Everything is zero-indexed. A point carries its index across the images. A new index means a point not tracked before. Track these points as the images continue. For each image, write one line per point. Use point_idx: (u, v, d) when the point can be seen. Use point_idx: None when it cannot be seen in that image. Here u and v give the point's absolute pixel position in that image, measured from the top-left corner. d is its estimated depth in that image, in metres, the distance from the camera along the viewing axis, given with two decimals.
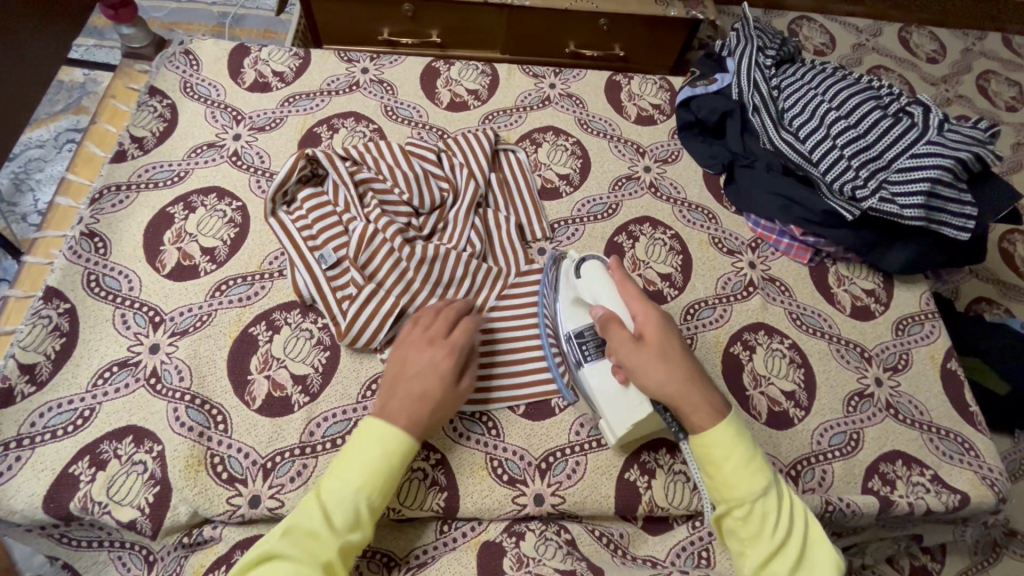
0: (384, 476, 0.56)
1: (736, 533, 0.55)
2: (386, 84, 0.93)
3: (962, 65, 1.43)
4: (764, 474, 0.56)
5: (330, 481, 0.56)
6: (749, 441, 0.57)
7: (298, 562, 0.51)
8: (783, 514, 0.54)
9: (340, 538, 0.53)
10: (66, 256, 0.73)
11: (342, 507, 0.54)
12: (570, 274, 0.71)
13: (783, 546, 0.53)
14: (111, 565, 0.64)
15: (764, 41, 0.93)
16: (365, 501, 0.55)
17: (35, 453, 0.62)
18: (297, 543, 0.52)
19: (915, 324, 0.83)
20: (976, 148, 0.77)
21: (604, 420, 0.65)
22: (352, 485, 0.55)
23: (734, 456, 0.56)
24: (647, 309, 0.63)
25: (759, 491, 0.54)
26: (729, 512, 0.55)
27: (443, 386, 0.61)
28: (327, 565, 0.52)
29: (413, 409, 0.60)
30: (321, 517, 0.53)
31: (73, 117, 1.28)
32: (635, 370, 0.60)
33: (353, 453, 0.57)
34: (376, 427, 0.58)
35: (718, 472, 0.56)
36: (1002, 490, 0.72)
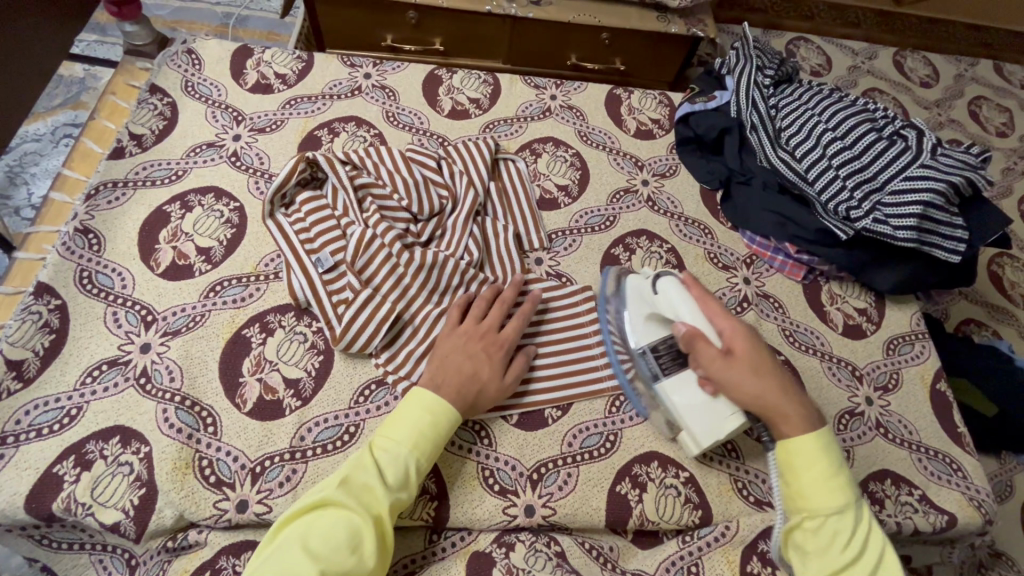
0: (431, 444, 0.60)
1: (803, 545, 0.56)
2: (388, 90, 0.93)
3: (954, 90, 1.45)
4: (846, 489, 0.57)
5: (384, 441, 0.59)
6: (836, 454, 0.58)
7: (352, 513, 0.53)
8: (859, 532, 0.55)
9: (391, 494, 0.56)
10: (59, 251, 0.72)
11: (395, 466, 0.57)
12: (641, 288, 0.70)
13: (857, 560, 0.54)
14: (92, 568, 0.63)
15: (763, 61, 0.96)
16: (415, 463, 0.58)
17: (19, 451, 0.60)
18: (350, 494, 0.54)
19: (905, 344, 0.83)
20: (968, 173, 0.79)
21: (687, 432, 0.65)
22: (404, 448, 0.58)
23: (819, 468, 0.57)
24: (732, 322, 0.62)
25: (835, 507, 0.55)
26: (804, 521, 0.56)
27: (490, 370, 0.66)
28: (377, 519, 0.55)
29: (462, 388, 0.63)
30: (374, 474, 0.56)
31: (71, 112, 1.28)
32: (726, 383, 0.60)
33: (408, 416, 0.60)
34: (426, 397, 0.61)
35: (800, 480, 0.57)
36: (989, 511, 0.73)
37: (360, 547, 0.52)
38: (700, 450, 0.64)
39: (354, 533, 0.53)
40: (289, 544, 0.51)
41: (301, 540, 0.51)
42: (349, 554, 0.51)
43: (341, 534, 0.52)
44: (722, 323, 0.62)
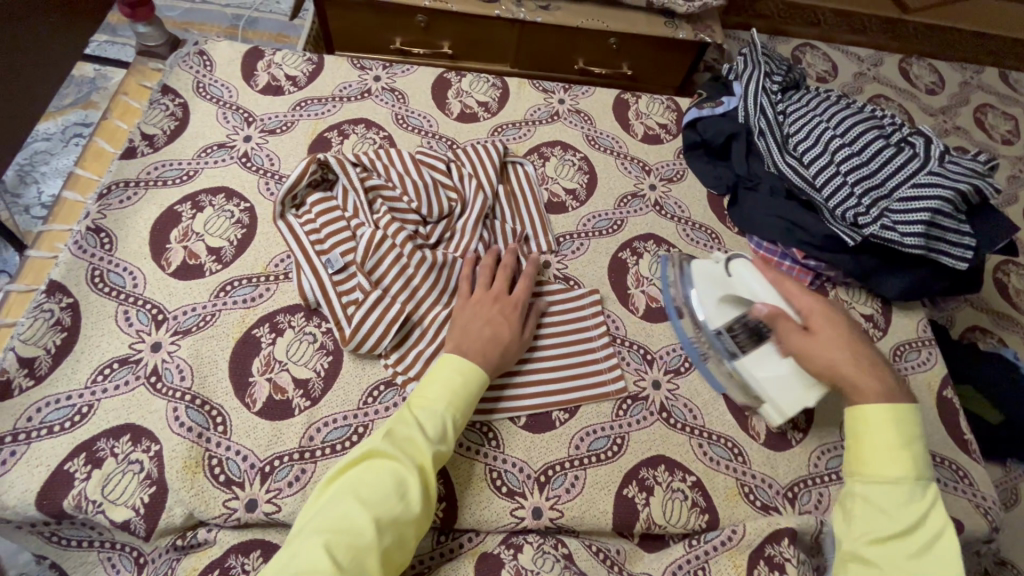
0: (465, 401, 0.61)
1: (853, 508, 0.58)
2: (398, 92, 0.94)
3: (960, 97, 1.46)
4: (915, 465, 0.58)
5: (423, 398, 0.61)
6: (909, 431, 0.59)
7: (399, 462, 0.55)
8: (914, 505, 0.56)
9: (432, 446, 0.57)
10: (71, 250, 0.73)
11: (433, 420, 0.59)
12: (715, 274, 0.77)
13: (910, 532, 0.54)
14: (101, 566, 0.63)
15: (772, 67, 0.96)
16: (452, 418, 0.60)
17: (30, 448, 0.61)
18: (394, 445, 0.56)
19: (912, 351, 0.83)
20: (976, 182, 0.79)
21: (768, 403, 0.71)
22: (442, 404, 0.60)
23: (886, 439, 0.58)
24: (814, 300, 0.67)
25: (894, 476, 0.57)
26: (862, 486, 0.58)
27: (510, 332, 0.68)
28: (422, 469, 0.56)
29: (486, 349, 0.65)
30: (415, 427, 0.58)
31: (82, 111, 1.29)
32: (798, 351, 0.65)
33: (446, 372, 0.62)
34: (452, 360, 0.63)
35: (864, 446, 0.59)
36: (995, 518, 0.73)
37: (407, 495, 0.54)
38: (782, 420, 0.70)
39: (400, 481, 0.54)
40: (339, 493, 0.53)
41: (351, 489, 0.53)
42: (397, 502, 0.53)
43: (388, 482, 0.54)
44: (803, 299, 0.68)
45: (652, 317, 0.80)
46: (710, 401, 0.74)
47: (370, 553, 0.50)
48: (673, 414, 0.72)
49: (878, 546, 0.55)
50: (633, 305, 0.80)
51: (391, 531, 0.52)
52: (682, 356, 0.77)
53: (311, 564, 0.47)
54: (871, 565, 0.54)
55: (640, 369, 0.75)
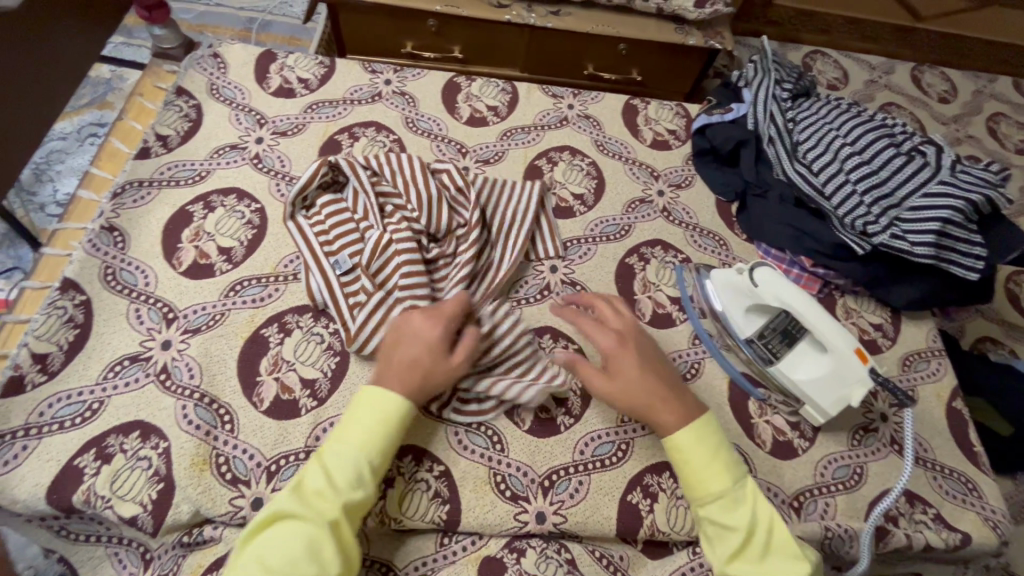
0: (384, 439, 0.59)
1: (707, 532, 0.60)
2: (408, 96, 0.95)
3: (973, 106, 1.45)
4: (731, 472, 0.61)
5: (334, 443, 0.59)
6: (716, 440, 0.63)
7: (308, 522, 0.54)
8: (746, 511, 0.59)
9: (344, 497, 0.56)
10: (85, 248, 0.74)
11: (344, 470, 0.57)
12: (741, 284, 0.75)
13: (750, 538, 0.58)
14: (107, 562, 0.63)
15: (781, 75, 0.96)
16: (365, 461, 0.58)
17: (42, 443, 0.62)
18: (301, 503, 0.55)
19: (921, 360, 0.83)
20: (987, 192, 0.79)
21: (811, 405, 0.71)
22: (351, 449, 0.58)
23: (701, 457, 0.61)
24: (621, 343, 0.66)
25: (725, 489, 0.60)
26: (703, 512, 0.60)
27: (431, 355, 0.63)
28: (336, 523, 0.55)
29: (405, 376, 0.62)
30: (325, 479, 0.56)
31: (97, 112, 1.30)
32: (599, 389, 0.65)
33: (360, 415, 0.60)
34: (371, 394, 0.61)
35: (690, 473, 0.61)
36: (1004, 532, 0.72)
37: (320, 553, 0.53)
38: (825, 419, 0.71)
39: (311, 540, 0.53)
40: (251, 562, 0.53)
41: (262, 557, 0.53)
42: (309, 563, 0.52)
43: (297, 545, 0.53)
44: (602, 341, 0.67)
45: (659, 322, 0.80)
46: (715, 407, 0.74)
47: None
48: None
49: (735, 562, 0.58)
50: (639, 311, 0.80)
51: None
52: (688, 363, 0.77)
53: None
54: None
55: None
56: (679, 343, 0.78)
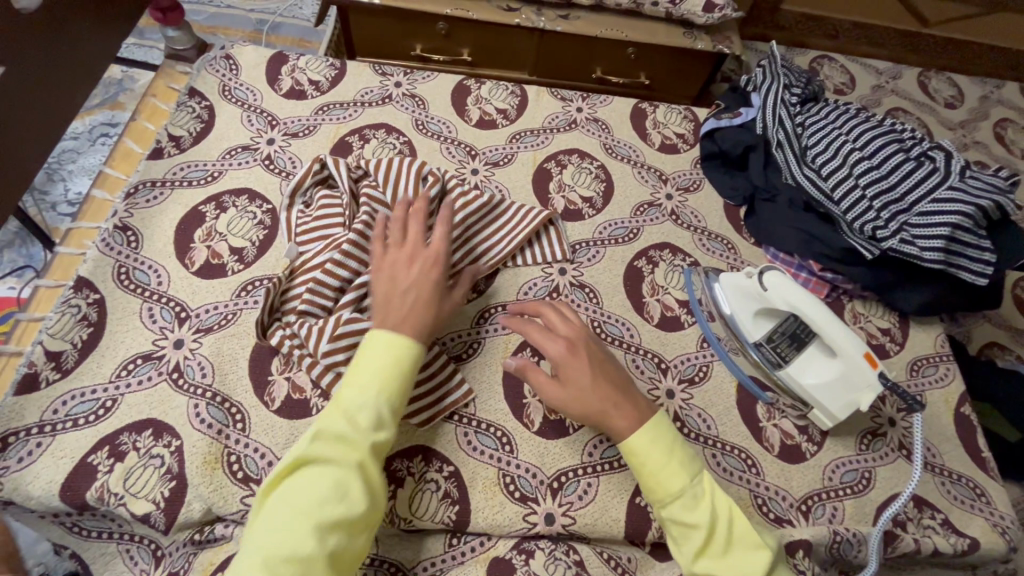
0: (402, 379, 0.59)
1: (671, 531, 0.59)
2: (418, 99, 0.95)
3: (980, 112, 1.45)
4: (686, 467, 0.60)
5: (352, 385, 0.58)
6: (669, 437, 0.62)
7: (335, 464, 0.53)
8: (703, 505, 0.58)
9: (368, 437, 0.55)
10: (99, 247, 0.75)
11: (364, 410, 0.56)
12: (752, 288, 0.75)
13: (712, 533, 0.57)
14: (118, 558, 0.64)
15: (791, 79, 0.97)
16: (386, 403, 0.57)
17: (56, 441, 0.62)
18: (327, 446, 0.54)
19: (930, 366, 0.83)
20: (997, 197, 0.79)
21: (819, 409, 0.71)
22: (372, 392, 0.57)
23: (656, 456, 0.60)
24: (568, 347, 0.66)
25: (682, 486, 0.59)
26: (666, 513, 0.59)
27: (436, 283, 0.66)
28: (363, 463, 0.54)
29: (421, 308, 0.63)
30: (346, 420, 0.55)
31: (108, 112, 1.32)
32: (550, 397, 0.65)
33: (377, 358, 0.59)
34: (380, 339, 0.60)
35: (646, 476, 0.60)
36: (1012, 538, 0.72)
37: (346, 494, 0.52)
38: (834, 423, 0.71)
39: (339, 481, 0.52)
40: (276, 508, 0.51)
41: (287, 502, 0.51)
42: (337, 503, 0.51)
43: (324, 487, 0.52)
44: (545, 343, 0.66)
45: (667, 325, 0.80)
46: (724, 411, 0.74)
47: (317, 563, 0.48)
48: (687, 422, 0.73)
49: (702, 559, 0.57)
50: (648, 313, 0.80)
51: (336, 532, 0.51)
52: (696, 366, 0.77)
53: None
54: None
55: (654, 378, 0.75)
56: (688, 346, 0.78)
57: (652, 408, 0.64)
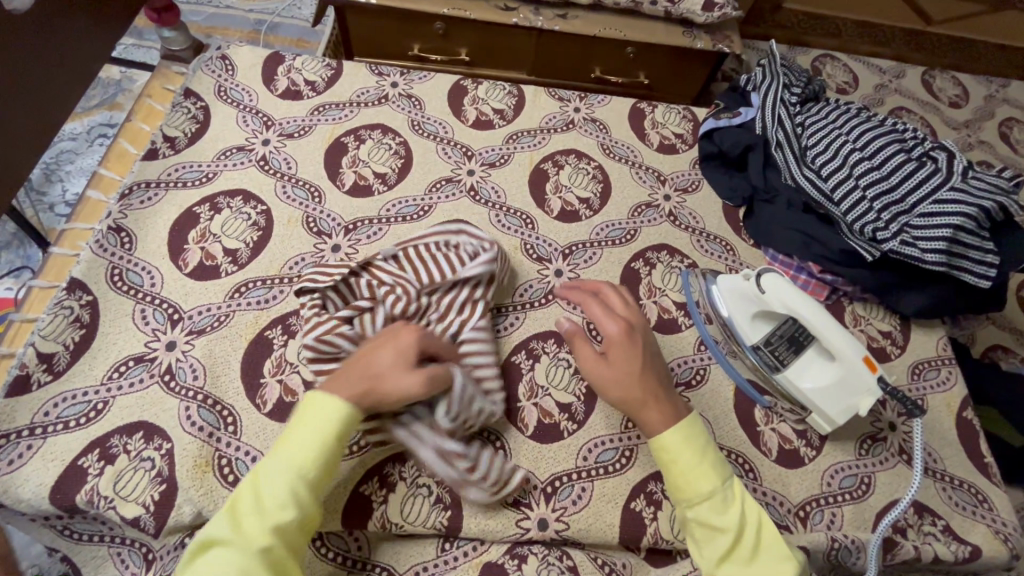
0: (324, 458, 0.57)
1: (694, 533, 0.59)
2: (414, 99, 0.95)
3: (984, 111, 1.43)
4: (716, 470, 0.60)
5: (271, 461, 0.56)
6: (700, 440, 0.62)
7: (237, 551, 0.51)
8: (733, 509, 0.58)
9: (275, 517, 0.53)
10: (92, 249, 0.75)
11: (275, 491, 0.54)
12: (751, 290, 0.74)
13: (739, 538, 0.57)
14: (109, 562, 0.63)
15: (790, 79, 0.96)
16: (298, 480, 0.55)
17: (46, 443, 0.62)
18: (233, 528, 0.52)
19: (931, 369, 0.81)
20: (1000, 199, 0.78)
21: (818, 413, 0.70)
22: (285, 470, 0.55)
23: (687, 456, 0.60)
24: (622, 330, 0.65)
25: (712, 490, 0.59)
26: (691, 513, 0.59)
27: (392, 359, 0.60)
28: (268, 549, 0.51)
29: (357, 377, 0.60)
30: (257, 501, 0.54)
31: (106, 112, 1.32)
32: (591, 371, 0.66)
33: (304, 427, 0.58)
34: (316, 407, 0.59)
35: (675, 474, 0.60)
36: (1015, 545, 0.71)
37: None
38: (833, 427, 0.70)
39: (240, 569, 0.50)
40: None
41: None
42: None
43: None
44: (604, 322, 0.66)
45: (663, 328, 0.79)
46: (720, 415, 0.73)
47: None
48: None
49: (726, 565, 0.57)
50: (644, 315, 0.79)
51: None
52: (694, 369, 0.76)
53: None
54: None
55: None
56: (684, 349, 0.78)
57: (686, 409, 0.64)
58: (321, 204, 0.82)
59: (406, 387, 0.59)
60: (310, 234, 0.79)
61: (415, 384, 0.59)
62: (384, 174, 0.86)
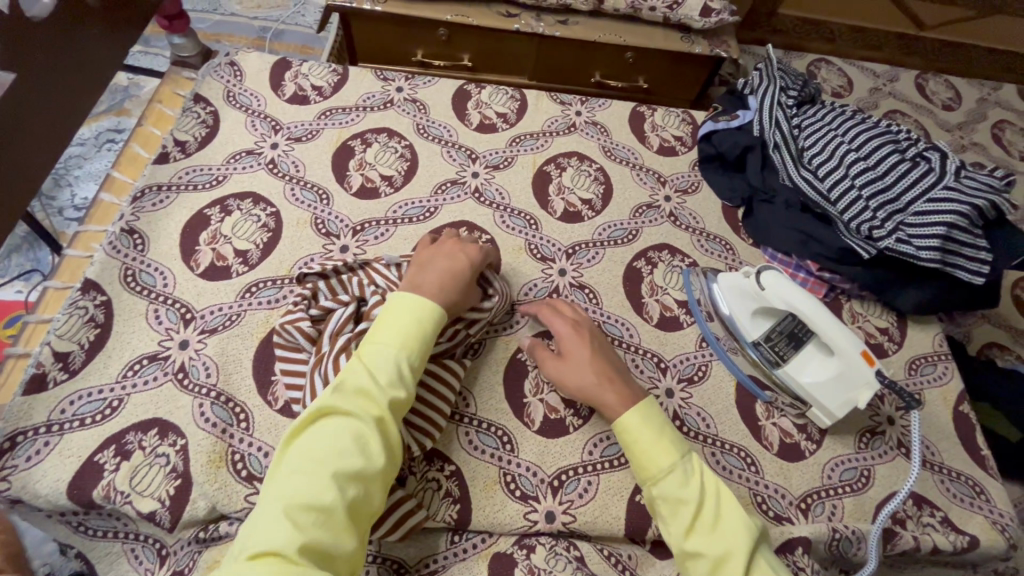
0: (420, 340, 0.61)
1: (661, 510, 0.60)
2: (419, 103, 0.97)
3: (977, 114, 1.46)
4: (675, 446, 0.62)
5: (375, 345, 0.59)
6: (658, 419, 0.64)
7: (354, 417, 0.54)
8: (692, 483, 0.59)
9: (387, 393, 0.56)
10: (106, 250, 0.76)
11: (385, 366, 0.57)
12: (748, 288, 0.76)
13: (699, 509, 0.58)
14: (124, 558, 0.64)
15: (787, 82, 0.98)
16: (406, 361, 0.59)
17: (63, 440, 0.63)
18: (348, 399, 0.55)
19: (928, 365, 0.83)
20: (992, 197, 0.80)
21: (818, 408, 0.72)
22: (393, 347, 0.59)
23: (644, 435, 0.62)
24: (568, 327, 0.70)
25: (670, 465, 0.60)
26: (656, 491, 0.60)
27: (471, 269, 0.69)
28: (382, 418, 0.55)
29: (443, 283, 0.66)
30: (366, 376, 0.56)
31: (114, 118, 1.34)
32: (551, 373, 0.69)
33: (400, 314, 0.61)
34: (406, 301, 0.62)
35: (637, 452, 0.62)
36: (1013, 535, 0.72)
37: (368, 447, 0.53)
38: (833, 420, 0.71)
39: (360, 432, 0.53)
40: (291, 462, 0.52)
41: (305, 451, 0.52)
42: (357, 456, 0.52)
43: (344, 438, 0.52)
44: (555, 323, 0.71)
45: (665, 325, 0.81)
46: (723, 410, 0.75)
47: (337, 512, 0.49)
48: (685, 421, 0.73)
49: (693, 536, 0.57)
50: (647, 313, 0.81)
51: (355, 484, 0.51)
52: (695, 365, 0.78)
53: (272, 539, 0.46)
54: (699, 558, 0.56)
55: (654, 378, 0.76)
56: (686, 345, 0.79)
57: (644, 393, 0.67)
58: (329, 207, 0.84)
59: (476, 298, 0.71)
60: (319, 235, 0.81)
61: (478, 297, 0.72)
62: (390, 176, 0.88)
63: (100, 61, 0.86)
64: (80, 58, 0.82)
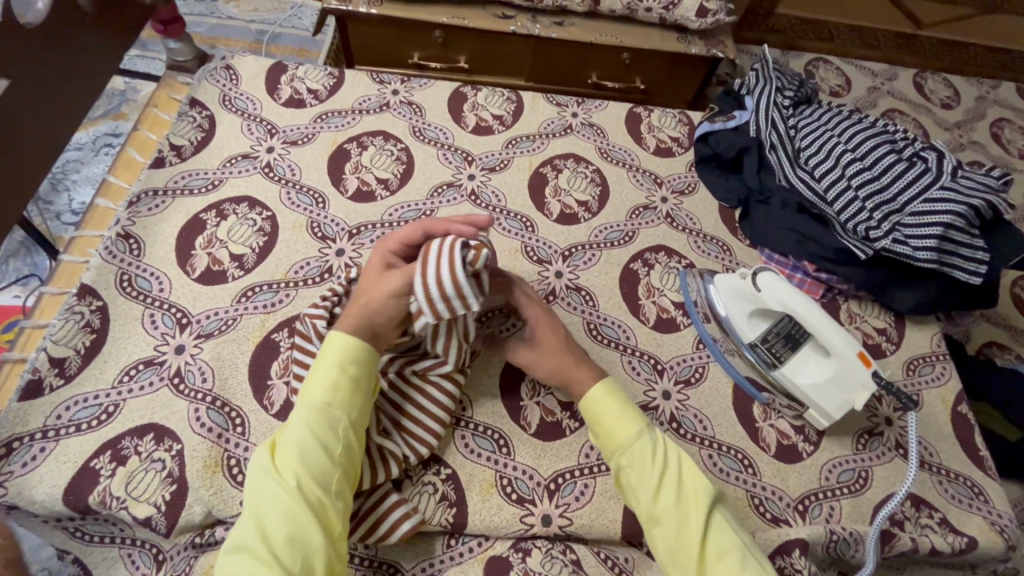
0: (338, 389, 0.60)
1: (629, 479, 0.61)
2: (415, 106, 0.97)
3: (976, 112, 1.45)
4: (638, 419, 0.64)
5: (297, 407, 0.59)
6: (623, 396, 0.66)
7: (277, 487, 0.54)
8: (656, 449, 0.61)
9: (304, 454, 0.56)
10: (102, 256, 0.76)
11: (300, 428, 0.57)
12: (746, 289, 0.75)
13: (664, 473, 0.60)
14: (120, 562, 0.64)
15: (783, 82, 0.98)
16: (322, 416, 0.58)
17: (59, 445, 0.63)
18: (272, 466, 0.55)
19: (926, 366, 0.83)
20: (989, 197, 0.80)
21: (815, 409, 0.72)
22: (308, 407, 0.58)
23: (609, 408, 0.64)
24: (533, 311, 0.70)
25: (635, 435, 0.62)
26: (620, 460, 0.62)
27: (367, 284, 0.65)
28: (302, 480, 0.54)
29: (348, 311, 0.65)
30: (287, 443, 0.57)
31: (111, 122, 1.34)
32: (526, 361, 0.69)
33: (318, 370, 0.61)
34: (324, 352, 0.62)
35: (604, 424, 0.64)
36: (1011, 537, 0.72)
37: (293, 513, 0.53)
38: (830, 421, 0.71)
39: (280, 501, 0.53)
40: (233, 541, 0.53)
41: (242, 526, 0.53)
42: (282, 525, 0.52)
43: (270, 507, 0.53)
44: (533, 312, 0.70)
45: (663, 326, 0.80)
46: (720, 412, 0.75)
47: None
48: (682, 423, 0.73)
49: (660, 498, 0.59)
50: (644, 315, 0.81)
51: (287, 551, 0.51)
52: (692, 367, 0.78)
53: None
54: (664, 522, 0.58)
55: (650, 380, 0.76)
56: (684, 346, 0.79)
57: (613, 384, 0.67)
58: (325, 210, 0.84)
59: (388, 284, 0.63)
60: (315, 239, 0.81)
61: (396, 281, 0.62)
62: (386, 179, 0.88)
63: (95, 66, 0.87)
64: (74, 64, 0.83)
